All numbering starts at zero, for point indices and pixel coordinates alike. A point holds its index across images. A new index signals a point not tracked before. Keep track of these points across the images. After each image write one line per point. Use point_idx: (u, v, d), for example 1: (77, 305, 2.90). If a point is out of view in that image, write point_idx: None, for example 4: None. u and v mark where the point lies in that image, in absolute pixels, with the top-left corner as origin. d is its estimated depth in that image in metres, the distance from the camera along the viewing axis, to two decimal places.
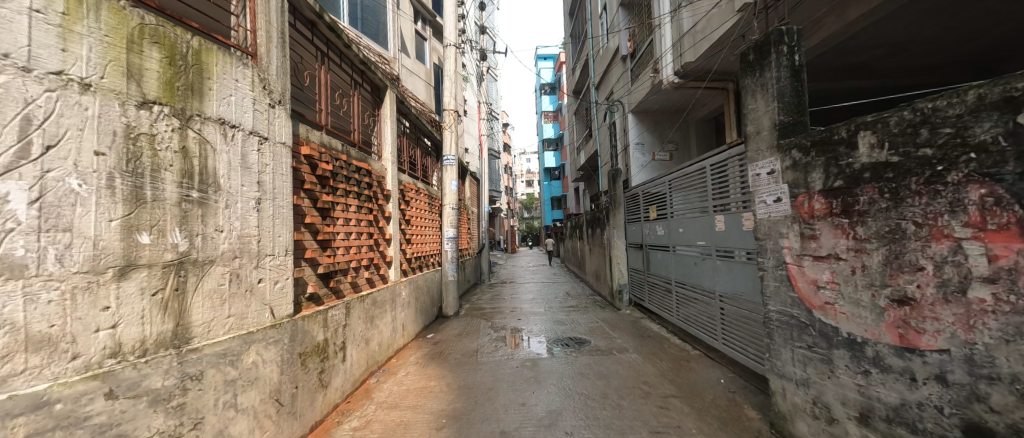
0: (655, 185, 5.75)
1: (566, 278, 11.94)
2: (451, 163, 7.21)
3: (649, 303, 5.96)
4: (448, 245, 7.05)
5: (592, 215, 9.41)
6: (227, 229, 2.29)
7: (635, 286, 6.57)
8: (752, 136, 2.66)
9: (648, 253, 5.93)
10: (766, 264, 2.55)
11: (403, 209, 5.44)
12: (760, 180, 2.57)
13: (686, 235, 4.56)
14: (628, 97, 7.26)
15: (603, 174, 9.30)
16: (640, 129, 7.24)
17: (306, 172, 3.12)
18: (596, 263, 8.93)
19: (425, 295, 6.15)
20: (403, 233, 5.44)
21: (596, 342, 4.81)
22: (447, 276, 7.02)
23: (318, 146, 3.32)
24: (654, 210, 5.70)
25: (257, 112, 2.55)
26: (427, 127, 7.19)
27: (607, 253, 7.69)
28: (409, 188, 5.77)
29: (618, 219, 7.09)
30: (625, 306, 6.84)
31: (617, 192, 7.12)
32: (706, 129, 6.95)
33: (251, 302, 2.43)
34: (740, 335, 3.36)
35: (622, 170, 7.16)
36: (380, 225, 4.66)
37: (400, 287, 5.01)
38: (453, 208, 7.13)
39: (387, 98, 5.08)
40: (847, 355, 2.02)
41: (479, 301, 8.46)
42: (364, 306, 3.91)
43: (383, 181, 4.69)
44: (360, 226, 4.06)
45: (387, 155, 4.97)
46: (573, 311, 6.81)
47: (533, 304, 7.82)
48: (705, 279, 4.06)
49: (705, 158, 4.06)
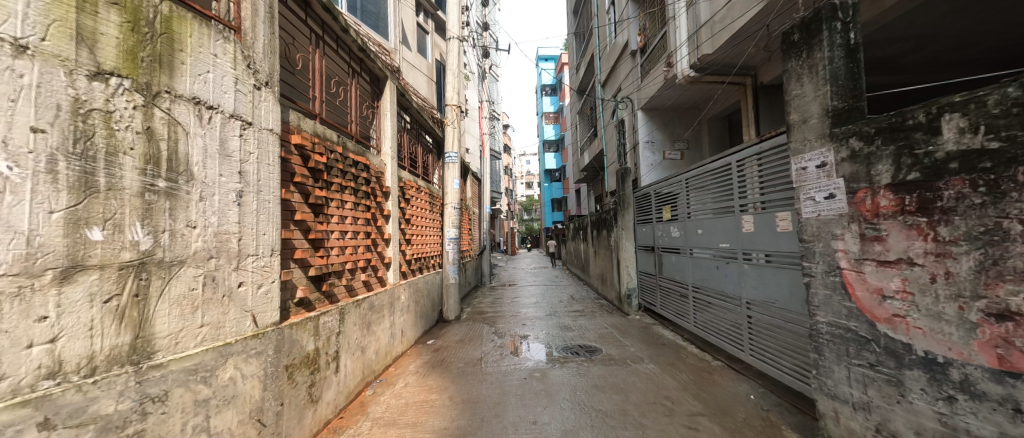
0: (668, 184, 5.46)
1: (568, 281, 11.63)
2: (453, 161, 6.91)
3: (661, 308, 5.65)
4: (449, 246, 6.76)
5: (597, 216, 9.12)
6: (201, 225, 1.98)
7: (645, 290, 6.27)
8: (796, 125, 2.37)
9: (660, 256, 5.63)
10: (814, 270, 2.25)
11: (403, 207, 5.15)
12: (807, 174, 2.29)
13: (705, 237, 4.26)
14: (638, 93, 6.98)
15: (610, 174, 9.01)
16: (651, 127, 6.96)
17: (296, 163, 2.81)
18: (601, 266, 8.64)
19: (425, 299, 5.83)
20: (403, 233, 5.13)
21: (609, 350, 4.50)
22: (448, 278, 6.70)
23: (309, 135, 3.02)
24: (667, 211, 5.41)
25: (240, 94, 2.25)
26: (428, 122, 6.90)
27: (614, 256, 7.39)
28: (409, 185, 5.48)
29: (627, 220, 6.79)
30: (634, 310, 6.54)
31: (625, 192, 6.82)
32: (719, 127, 6.68)
33: (229, 309, 2.12)
34: (773, 346, 3.06)
35: (631, 169, 6.87)
36: (378, 224, 4.35)
37: (399, 291, 4.70)
38: (455, 208, 6.84)
39: (387, 89, 4.77)
40: (923, 377, 1.72)
41: (480, 304, 8.13)
42: (360, 311, 3.60)
43: (382, 177, 4.39)
44: (356, 225, 3.76)
45: (386, 150, 4.67)
46: (580, 316, 6.49)
47: (537, 308, 7.50)
48: (728, 284, 3.76)
49: (729, 153, 3.76)
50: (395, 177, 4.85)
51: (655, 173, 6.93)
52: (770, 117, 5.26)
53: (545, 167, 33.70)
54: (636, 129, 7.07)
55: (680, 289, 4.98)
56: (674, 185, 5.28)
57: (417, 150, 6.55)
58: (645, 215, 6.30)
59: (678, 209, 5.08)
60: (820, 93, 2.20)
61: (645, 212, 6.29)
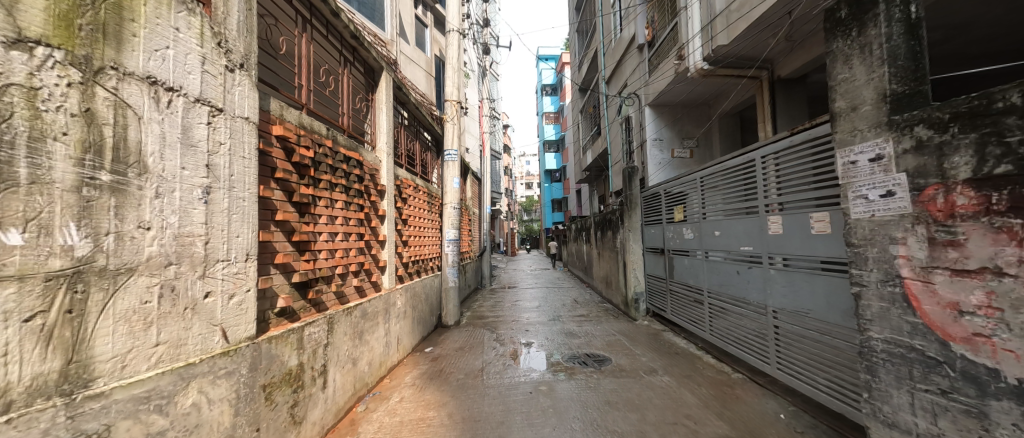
0: (679, 183, 5.18)
1: (571, 283, 11.34)
2: (453, 159, 6.63)
3: (672, 314, 5.37)
4: (448, 247, 6.47)
5: (601, 216, 8.84)
6: (158, 226, 1.69)
7: (654, 295, 5.99)
8: (843, 114, 2.09)
9: (670, 259, 5.35)
10: (867, 278, 1.97)
11: (399, 206, 4.86)
12: (857, 169, 2.01)
13: (722, 239, 3.97)
14: (645, 89, 6.70)
15: (615, 174, 8.73)
16: (659, 124, 6.67)
17: (277, 157, 2.51)
18: (606, 268, 8.35)
19: (423, 303, 5.54)
20: (399, 234, 4.84)
21: (619, 360, 4.21)
22: (447, 282, 6.40)
23: (294, 127, 2.72)
24: (678, 212, 5.13)
25: (208, 75, 1.95)
26: (427, 118, 6.63)
27: (620, 258, 7.10)
28: (407, 183, 5.20)
29: (634, 221, 6.50)
30: (642, 315, 6.26)
31: (633, 192, 6.54)
32: (730, 124, 6.41)
33: (193, 323, 1.82)
34: (807, 361, 2.78)
35: (639, 168, 6.58)
36: (373, 225, 4.06)
37: (394, 296, 4.40)
38: (455, 208, 6.56)
39: (383, 81, 4.48)
40: (1015, 411, 1.42)
41: (481, 308, 7.84)
42: (351, 320, 3.31)
43: (376, 174, 4.10)
44: (348, 226, 3.46)
45: (381, 145, 4.39)
46: (585, 322, 6.20)
47: (540, 312, 7.21)
48: (749, 291, 3.48)
49: (752, 148, 3.47)
50: (391, 175, 4.56)
51: (664, 172, 6.64)
52: (787, 112, 4.99)
53: (545, 167, 33.44)
54: (643, 127, 6.79)
55: (693, 295, 4.70)
56: (686, 184, 5.00)
57: (415, 147, 6.27)
58: (654, 215, 6.02)
59: (690, 209, 4.80)
60: (874, 75, 1.91)
61: (654, 212, 6.00)
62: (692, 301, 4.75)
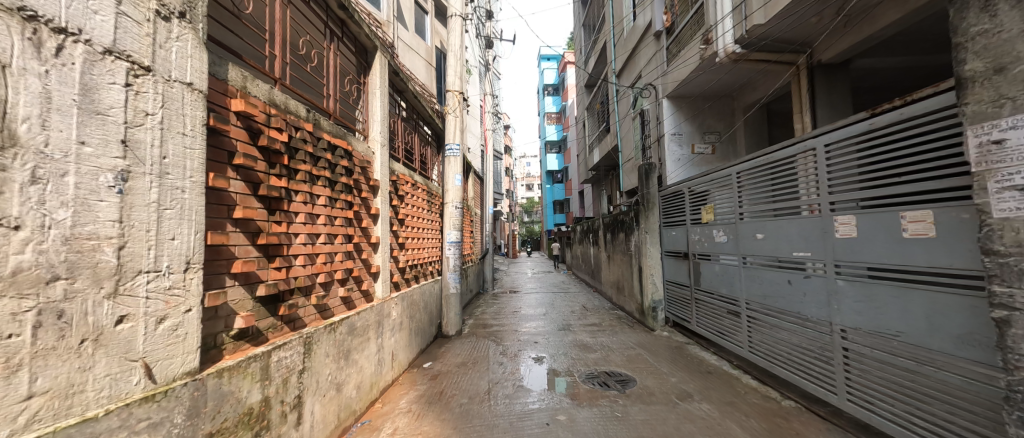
0: (705, 181, 4.66)
1: (577, 288, 10.81)
2: (455, 154, 6.10)
3: (697, 325, 4.85)
4: (449, 250, 5.96)
5: (612, 218, 8.33)
6: (36, 224, 1.14)
7: (676, 303, 5.48)
8: (982, 79, 1.57)
9: (695, 264, 4.83)
10: (1022, 300, 1.44)
11: (395, 204, 4.34)
12: (1007, 153, 1.48)
13: (765, 243, 3.44)
14: (663, 79, 6.19)
15: (627, 173, 8.21)
16: (678, 117, 6.15)
17: (235, 138, 1.99)
18: (617, 273, 7.83)
19: (421, 312, 5.02)
20: (395, 236, 4.32)
21: (645, 381, 3.67)
22: (448, 288, 5.88)
23: (261, 103, 2.20)
24: (705, 212, 4.62)
25: (127, 20, 1.42)
26: (427, 110, 6.11)
27: (634, 262, 6.58)
28: (404, 179, 4.68)
29: (651, 223, 5.97)
30: (661, 325, 5.74)
31: (650, 191, 6.01)
32: (755, 117, 5.91)
33: (95, 362, 1.29)
34: (895, 394, 2.26)
35: (656, 165, 6.06)
36: (364, 225, 3.54)
37: (388, 306, 3.88)
38: (456, 207, 6.02)
39: (378, 63, 3.96)
40: None
41: (484, 315, 7.32)
42: (335, 338, 2.78)
43: (368, 167, 3.58)
44: (332, 226, 2.94)
45: (374, 135, 3.87)
46: (598, 333, 5.67)
47: (549, 320, 6.69)
48: (805, 304, 2.96)
49: (808, 137, 2.95)
50: (386, 169, 4.04)
51: (683, 170, 6.11)
52: (828, 100, 4.47)
53: (546, 167, 32.94)
54: (661, 120, 6.29)
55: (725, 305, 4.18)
56: (713, 181, 4.49)
57: (413, 141, 5.74)
58: (675, 215, 5.50)
59: (720, 209, 4.28)
60: None
61: (675, 213, 5.49)
62: (723, 312, 4.24)
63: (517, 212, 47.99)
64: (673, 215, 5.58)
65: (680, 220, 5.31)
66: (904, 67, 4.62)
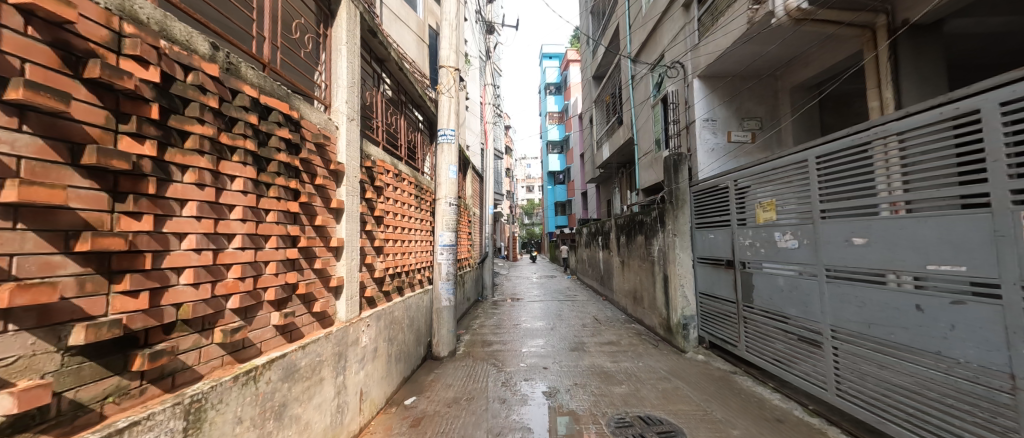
0: (759, 171, 3.72)
1: (584, 296, 9.87)
2: (448, 140, 5.15)
3: (745, 350, 3.93)
4: (441, 255, 5.01)
5: (627, 218, 7.40)
6: None
7: (714, 320, 4.55)
8: None
9: (744, 275, 3.90)
10: None
11: (369, 198, 3.40)
12: None
13: (869, 251, 2.50)
14: (694, 55, 5.27)
15: (645, 168, 7.29)
16: (712, 100, 5.24)
17: (18, 54, 1.04)
18: (634, 282, 6.89)
19: (405, 332, 4.10)
20: (367, 238, 3.40)
21: (697, 435, 2.74)
22: (439, 300, 4.94)
23: (95, 7, 1.25)
24: (759, 209, 3.68)
25: None
26: (416, 88, 5.18)
27: (658, 270, 5.65)
28: (383, 167, 3.75)
29: (681, 224, 5.03)
30: (693, 346, 4.82)
31: (680, 186, 5.06)
32: (803, 99, 5.02)
33: None
34: None
35: (686, 156, 5.14)
36: (322, 223, 2.61)
37: (355, 331, 2.95)
38: (450, 204, 5.07)
39: (344, 9, 3.01)
40: None
41: (482, 330, 6.38)
42: (255, 392, 1.85)
43: (326, 144, 2.65)
44: (261, 224, 2.02)
45: (338, 105, 2.95)
46: (619, 355, 4.72)
47: (558, 337, 5.74)
48: (951, 343, 2.03)
49: (952, 95, 2.07)
50: (356, 151, 3.12)
51: (718, 162, 5.19)
52: (916, 66, 3.55)
53: (548, 168, 32.07)
54: (690, 104, 5.37)
55: (791, 330, 3.25)
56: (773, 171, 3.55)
57: (399, 124, 4.80)
58: (714, 214, 4.56)
59: (785, 205, 3.35)
60: None
61: (714, 211, 4.55)
62: (786, 339, 3.31)
63: (517, 214, 47.07)
64: (711, 214, 4.64)
65: (723, 220, 4.38)
66: (1007, 30, 3.71)
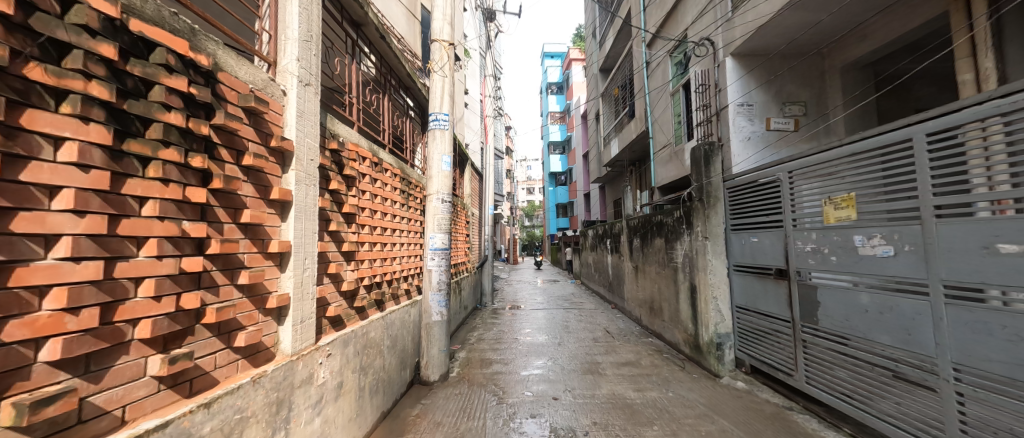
0: (829, 158, 2.93)
1: (592, 304, 9.10)
2: (441, 126, 4.38)
3: (803, 381, 3.17)
4: (431, 261, 4.26)
5: (642, 220, 6.66)
6: None
7: (754, 340, 3.83)
8: None
9: (803, 289, 3.15)
10: None
11: (333, 189, 2.66)
12: None
13: None
14: (726, 29, 4.54)
15: (663, 164, 6.57)
16: (748, 81, 4.50)
17: None
18: (651, 290, 6.14)
19: (385, 355, 3.35)
20: (331, 241, 2.65)
21: None
22: (429, 315, 4.20)
23: None
24: (828, 205, 2.92)
25: None
26: (404, 66, 4.44)
27: (683, 278, 4.90)
28: (355, 152, 3.01)
29: (713, 226, 4.27)
30: (729, 370, 4.07)
31: (712, 181, 4.30)
32: (856, 80, 4.30)
33: None
34: None
35: (719, 146, 4.39)
36: (257, 219, 1.88)
37: (307, 365, 2.20)
38: (443, 201, 4.32)
39: None
40: None
41: (479, 345, 5.63)
42: None
43: (261, 111, 1.90)
44: (124, 220, 1.26)
45: (286, 63, 2.20)
46: (642, 382, 3.96)
47: (566, 355, 4.99)
48: None
49: None
50: (314, 127, 2.38)
51: (755, 152, 4.45)
52: None
53: (550, 169, 31.28)
54: (722, 86, 4.64)
55: (851, 356, 2.72)
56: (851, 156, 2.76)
57: (382, 105, 4.05)
58: (758, 212, 3.80)
59: (871, 199, 2.58)
60: None
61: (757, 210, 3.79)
62: (845, 366, 2.77)
63: (517, 215, 46.31)
64: (754, 213, 3.88)
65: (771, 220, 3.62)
66: None
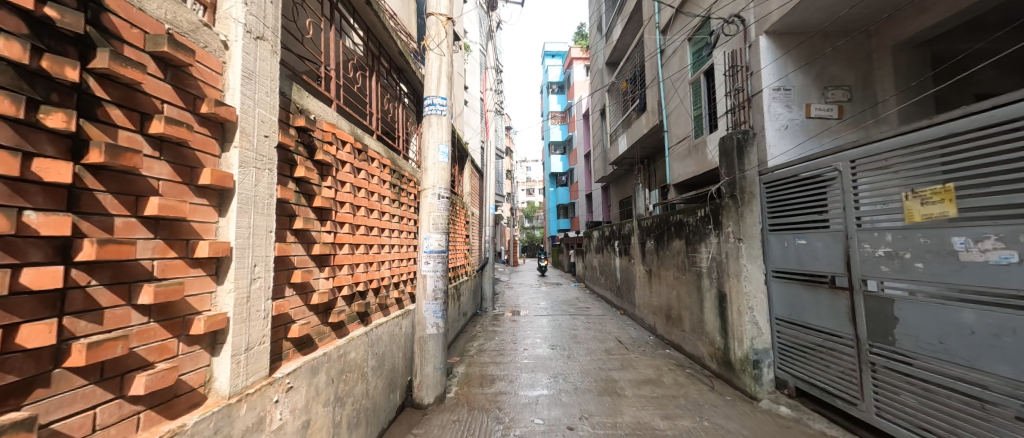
0: (912, 141, 2.39)
1: (599, 310, 8.55)
2: (438, 111, 3.84)
3: (869, 412, 2.65)
4: (426, 265, 3.72)
5: (657, 220, 6.12)
6: None
7: (796, 356, 3.34)
8: None
9: (872, 301, 2.62)
10: None
11: (300, 177, 2.11)
12: None
13: None
14: (760, 4, 4.02)
15: (680, 159, 6.05)
16: (785, 63, 3.99)
17: None
18: (668, 297, 5.60)
19: (368, 379, 2.81)
20: (297, 242, 2.10)
21: None
22: (423, 327, 3.66)
23: None
24: (910, 198, 2.39)
25: None
26: (397, 44, 3.91)
27: (709, 285, 4.36)
28: (331, 134, 2.47)
29: (748, 226, 3.74)
30: (767, 391, 3.55)
31: (747, 174, 3.76)
32: (910, 61, 3.78)
33: None
34: None
35: (753, 135, 3.85)
36: (179, 211, 1.34)
37: (256, 407, 1.66)
38: (440, 197, 3.78)
39: None
40: None
41: (480, 358, 5.08)
42: None
43: (183, 61, 1.37)
44: None
45: (230, 6, 1.66)
46: (669, 407, 3.41)
47: (578, 370, 4.45)
48: None
49: None
50: (270, 95, 1.84)
51: (794, 143, 3.93)
52: None
53: (551, 170, 30.71)
54: (755, 69, 4.11)
55: (916, 377, 2.33)
56: (948, 137, 2.22)
57: (371, 86, 3.50)
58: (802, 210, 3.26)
59: (978, 192, 2.05)
60: None
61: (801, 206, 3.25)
62: (911, 390, 2.35)
63: (517, 216, 45.76)
64: (795, 210, 3.35)
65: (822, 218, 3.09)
66: None
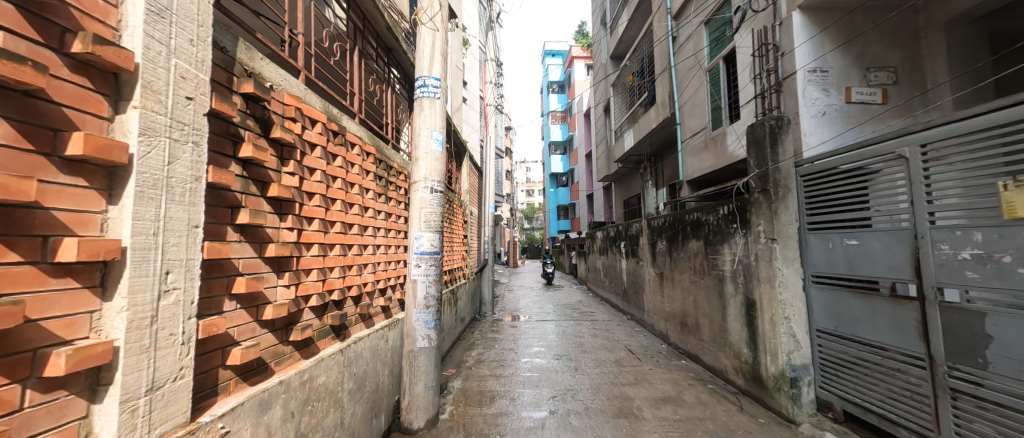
0: (1015, 117, 1.92)
1: (605, 315, 8.08)
2: (431, 94, 3.37)
3: None
4: (416, 268, 3.25)
5: (670, 219, 5.67)
6: None
7: (842, 374, 2.89)
8: None
9: (952, 314, 2.17)
10: None
11: (246, 158, 1.65)
12: None
13: None
14: None
15: (694, 153, 5.61)
16: (822, 41, 3.54)
17: None
18: (684, 303, 5.14)
19: (344, 405, 2.34)
20: (242, 242, 1.64)
21: None
22: (412, 340, 3.19)
23: None
24: (1010, 190, 1.95)
25: None
26: (386, 18, 3.46)
27: (734, 291, 3.90)
28: (295, 109, 2.01)
29: (783, 225, 3.29)
30: (808, 414, 3.09)
31: (781, 165, 3.30)
32: (964, 38, 3.34)
33: None
34: None
35: (788, 121, 3.39)
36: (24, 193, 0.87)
37: None
38: (432, 191, 3.31)
39: None
40: None
41: (478, 370, 4.61)
42: None
43: None
44: None
45: None
46: (697, 433, 2.95)
47: (588, 386, 3.98)
48: None
49: None
50: (198, 45, 1.38)
51: (832, 131, 3.49)
52: None
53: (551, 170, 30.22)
54: (787, 48, 3.66)
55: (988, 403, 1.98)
56: None
57: (355, 62, 3.04)
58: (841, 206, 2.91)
59: None
60: None
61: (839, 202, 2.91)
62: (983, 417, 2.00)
63: (517, 218, 45.27)
64: (832, 207, 2.99)
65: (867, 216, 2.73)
66: None
